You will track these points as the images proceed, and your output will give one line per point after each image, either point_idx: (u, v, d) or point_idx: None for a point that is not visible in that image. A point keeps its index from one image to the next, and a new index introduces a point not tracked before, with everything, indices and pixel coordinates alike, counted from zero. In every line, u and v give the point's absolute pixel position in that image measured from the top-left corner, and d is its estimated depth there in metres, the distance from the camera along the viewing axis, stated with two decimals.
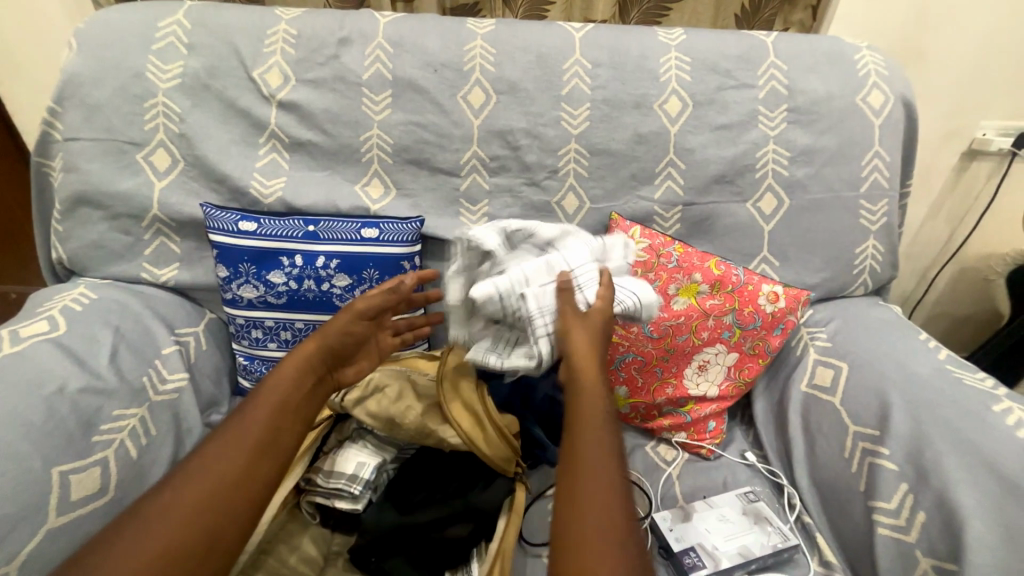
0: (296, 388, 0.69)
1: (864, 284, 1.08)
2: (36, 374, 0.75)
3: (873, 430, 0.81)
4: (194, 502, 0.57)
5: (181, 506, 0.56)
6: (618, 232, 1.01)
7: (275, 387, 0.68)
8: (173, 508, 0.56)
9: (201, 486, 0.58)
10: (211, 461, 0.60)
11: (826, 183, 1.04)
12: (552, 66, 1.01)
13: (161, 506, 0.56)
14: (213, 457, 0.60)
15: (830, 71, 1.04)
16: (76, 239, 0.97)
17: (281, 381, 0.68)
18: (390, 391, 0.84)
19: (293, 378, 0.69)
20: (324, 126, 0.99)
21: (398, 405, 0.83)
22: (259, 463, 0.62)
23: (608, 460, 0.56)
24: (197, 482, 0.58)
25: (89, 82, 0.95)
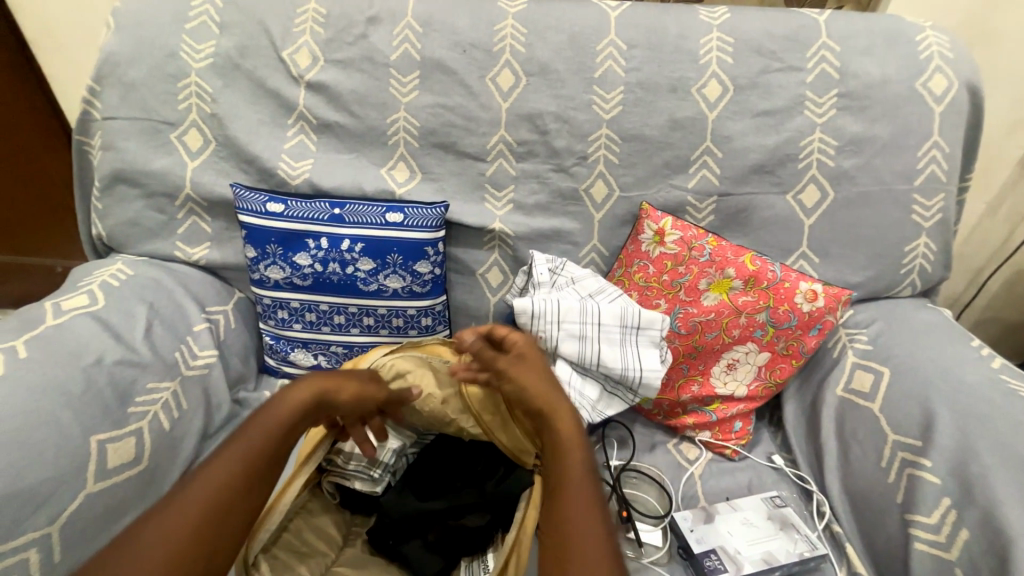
0: (296, 415, 0.67)
1: (912, 284, 1.01)
2: (76, 345, 0.78)
3: (915, 440, 0.76)
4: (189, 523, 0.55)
5: (169, 535, 0.54)
6: (648, 223, 0.97)
7: (271, 419, 0.66)
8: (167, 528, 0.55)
9: (198, 505, 0.57)
10: (206, 485, 0.58)
11: (876, 175, 0.97)
12: (585, 47, 0.96)
13: (158, 524, 0.55)
14: (208, 482, 0.59)
15: (887, 54, 0.96)
16: (114, 217, 1.00)
17: (282, 411, 0.66)
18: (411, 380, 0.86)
19: (295, 409, 0.68)
20: (352, 108, 0.98)
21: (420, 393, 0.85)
22: (253, 485, 0.61)
23: (591, 507, 0.60)
24: (197, 503, 0.57)
25: (125, 61, 0.96)
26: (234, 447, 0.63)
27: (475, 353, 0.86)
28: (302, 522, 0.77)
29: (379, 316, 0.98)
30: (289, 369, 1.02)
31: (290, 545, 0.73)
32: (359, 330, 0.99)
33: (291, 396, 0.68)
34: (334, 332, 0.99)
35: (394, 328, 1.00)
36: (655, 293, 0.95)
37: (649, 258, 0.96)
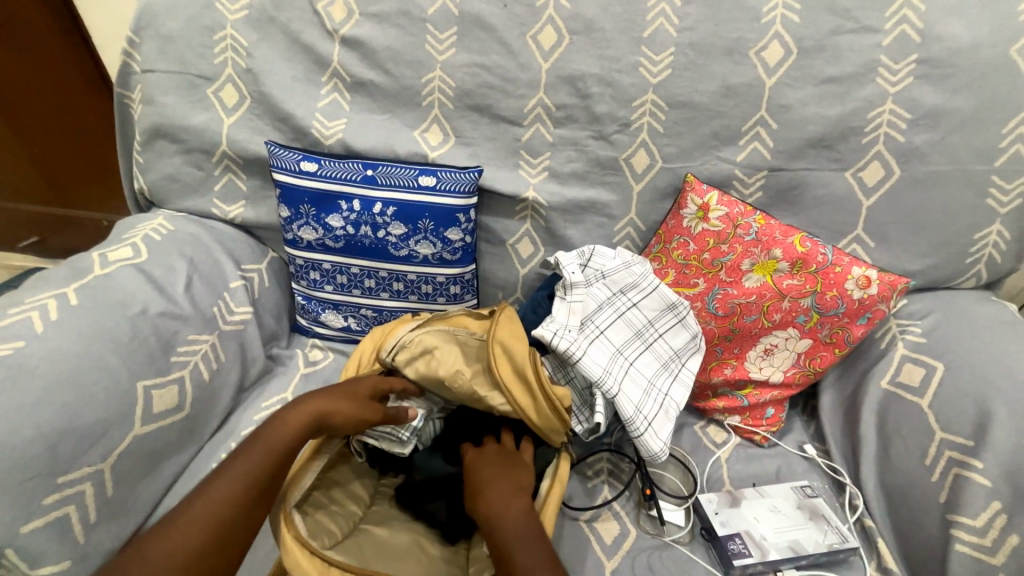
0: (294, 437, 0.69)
1: (976, 275, 0.93)
2: (123, 295, 0.81)
3: (967, 440, 0.72)
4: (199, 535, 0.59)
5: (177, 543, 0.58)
6: (692, 196, 0.92)
7: (273, 437, 0.68)
8: (171, 542, 0.58)
9: (206, 521, 0.60)
10: (213, 503, 0.61)
11: (950, 153, 0.88)
12: (636, 2, 0.89)
13: (165, 538, 0.58)
14: (208, 505, 0.61)
15: (981, 14, 0.85)
16: (155, 171, 1.02)
17: (283, 435, 0.68)
18: (439, 356, 0.84)
19: (298, 430, 0.69)
20: (386, 66, 0.94)
21: (448, 367, 0.83)
22: (258, 502, 0.64)
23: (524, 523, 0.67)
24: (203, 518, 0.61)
25: (163, 12, 0.95)
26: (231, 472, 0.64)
27: (501, 327, 0.83)
28: (331, 480, 0.80)
29: (409, 281, 0.98)
30: (320, 329, 1.04)
31: (320, 503, 0.76)
32: (389, 294, 1.00)
33: (282, 427, 0.69)
34: (364, 296, 1.00)
35: (422, 294, 1.00)
36: (693, 272, 0.91)
37: (690, 234, 0.91)
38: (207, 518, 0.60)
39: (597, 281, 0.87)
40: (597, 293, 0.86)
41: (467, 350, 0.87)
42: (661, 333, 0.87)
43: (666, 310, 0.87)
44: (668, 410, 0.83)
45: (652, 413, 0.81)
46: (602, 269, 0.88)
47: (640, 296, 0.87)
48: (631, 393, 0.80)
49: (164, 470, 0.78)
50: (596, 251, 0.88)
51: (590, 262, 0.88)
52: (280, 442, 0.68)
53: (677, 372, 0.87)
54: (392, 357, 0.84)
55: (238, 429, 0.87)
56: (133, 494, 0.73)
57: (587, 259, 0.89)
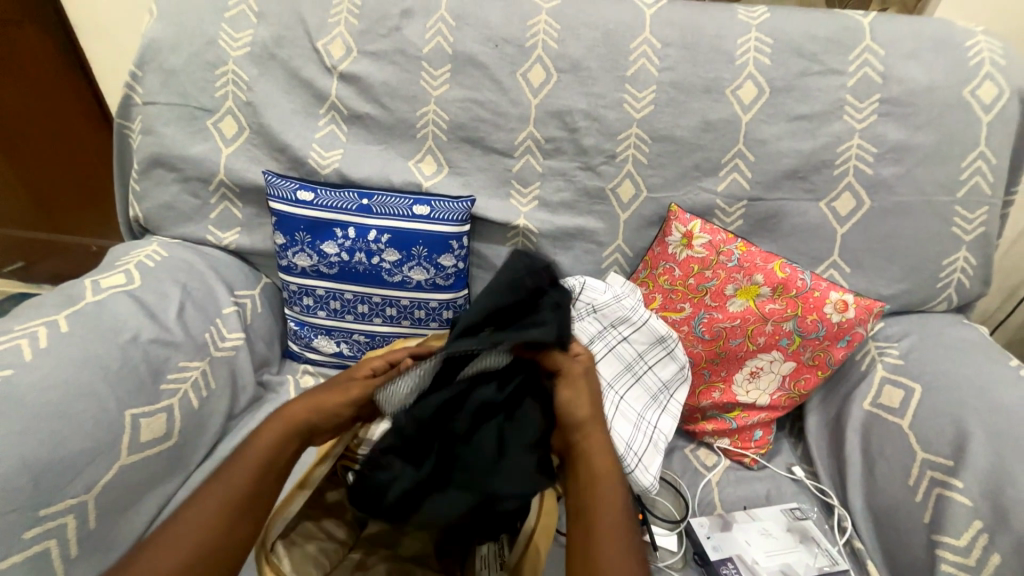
0: (276, 452, 0.70)
1: (948, 299, 0.98)
2: (114, 322, 0.81)
3: (947, 460, 0.74)
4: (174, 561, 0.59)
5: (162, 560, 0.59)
6: (676, 225, 0.96)
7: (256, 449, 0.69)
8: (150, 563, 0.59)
9: (182, 543, 0.61)
10: (192, 522, 0.62)
11: (915, 184, 0.94)
12: (619, 45, 0.95)
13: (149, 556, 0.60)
14: (180, 527, 0.62)
15: (934, 59, 0.93)
16: (151, 199, 1.03)
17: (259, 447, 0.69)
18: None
19: (275, 441, 0.70)
20: (382, 100, 0.98)
21: None
22: (239, 515, 0.64)
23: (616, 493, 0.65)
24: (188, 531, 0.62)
25: (167, 48, 0.99)
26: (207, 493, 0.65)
27: None
28: (320, 507, 0.78)
29: (402, 307, 0.99)
30: (311, 355, 1.04)
31: (308, 531, 0.74)
32: (382, 319, 1.00)
33: (267, 426, 0.72)
34: (357, 321, 1.01)
35: (415, 320, 1.01)
36: (679, 297, 0.94)
37: (675, 260, 0.95)
38: (181, 542, 0.61)
39: (590, 316, 0.89)
40: (587, 327, 0.88)
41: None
42: (651, 365, 0.89)
43: (655, 343, 0.89)
44: (657, 444, 0.83)
45: (641, 449, 0.80)
46: (592, 302, 0.90)
47: (630, 330, 0.90)
48: (620, 429, 0.80)
49: (149, 500, 0.76)
50: (587, 284, 0.90)
51: (585, 296, 0.90)
52: (262, 450, 0.69)
53: (666, 404, 0.89)
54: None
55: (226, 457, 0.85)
56: (116, 527, 0.71)
57: (582, 293, 0.90)
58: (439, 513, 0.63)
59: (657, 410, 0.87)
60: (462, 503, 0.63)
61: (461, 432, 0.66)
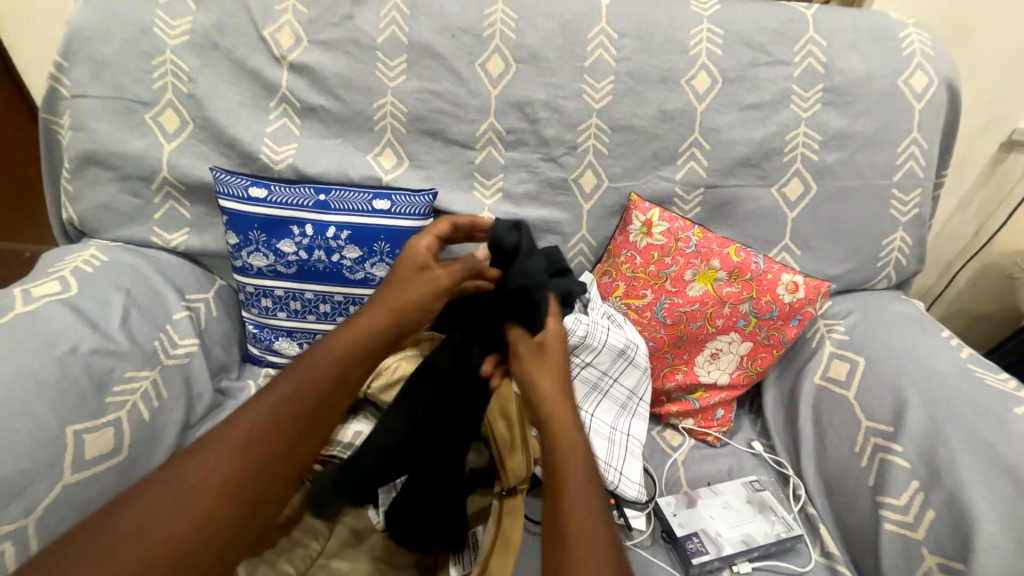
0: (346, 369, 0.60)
1: (888, 277, 1.04)
2: (49, 334, 0.75)
3: (887, 426, 0.80)
4: (198, 504, 0.51)
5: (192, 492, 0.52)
6: (636, 214, 0.98)
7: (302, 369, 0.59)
8: (171, 510, 0.51)
9: (213, 480, 0.53)
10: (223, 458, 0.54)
11: (857, 169, 0.99)
12: (576, 34, 0.95)
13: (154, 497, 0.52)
14: (205, 469, 0.53)
15: (871, 50, 0.98)
16: (86, 200, 0.96)
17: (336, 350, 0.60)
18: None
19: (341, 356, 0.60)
20: (337, 91, 0.95)
21: None
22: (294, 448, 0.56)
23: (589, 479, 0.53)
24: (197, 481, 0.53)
25: (95, 36, 0.91)
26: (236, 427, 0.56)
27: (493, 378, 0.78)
28: (285, 519, 0.78)
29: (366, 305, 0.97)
30: (273, 358, 1.00)
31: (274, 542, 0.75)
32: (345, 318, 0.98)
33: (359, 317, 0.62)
34: (319, 321, 0.97)
35: None
36: (641, 284, 0.95)
37: (636, 249, 0.96)
38: (202, 485, 0.53)
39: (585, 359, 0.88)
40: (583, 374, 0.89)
41: None
42: (616, 378, 0.90)
43: (616, 357, 0.88)
44: (633, 451, 0.87)
45: (619, 462, 0.84)
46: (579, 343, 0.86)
47: (592, 355, 0.88)
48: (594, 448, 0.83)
49: None
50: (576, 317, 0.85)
51: (576, 333, 0.85)
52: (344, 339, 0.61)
53: (636, 409, 0.92)
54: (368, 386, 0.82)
55: None
56: None
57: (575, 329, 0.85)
58: None
59: (628, 420, 0.90)
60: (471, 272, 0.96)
61: None
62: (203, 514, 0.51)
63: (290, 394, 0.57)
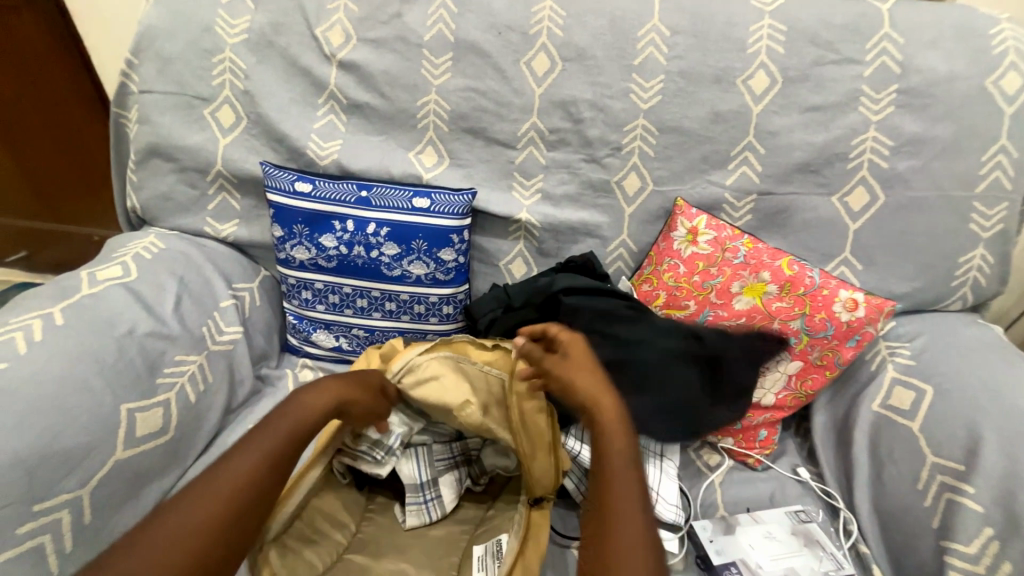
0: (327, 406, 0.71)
1: (962, 298, 0.95)
2: (109, 315, 0.80)
3: (957, 464, 0.72)
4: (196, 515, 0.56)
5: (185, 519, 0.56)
6: (682, 220, 0.93)
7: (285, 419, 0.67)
8: (192, 515, 0.56)
9: (215, 497, 0.58)
10: (220, 485, 0.59)
11: (932, 178, 0.90)
12: (626, 32, 0.92)
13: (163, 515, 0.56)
14: (225, 479, 0.59)
15: (956, 47, 0.89)
16: (148, 190, 1.02)
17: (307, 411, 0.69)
18: (444, 385, 0.81)
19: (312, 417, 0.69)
20: (383, 89, 0.96)
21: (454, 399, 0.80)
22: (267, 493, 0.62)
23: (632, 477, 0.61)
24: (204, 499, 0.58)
25: (163, 35, 0.96)
26: (235, 458, 0.62)
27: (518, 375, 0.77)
28: (314, 509, 0.76)
29: (401, 302, 0.97)
30: (311, 349, 1.03)
31: (302, 535, 0.73)
32: (381, 314, 0.99)
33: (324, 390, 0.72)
34: (355, 315, 0.99)
35: (415, 315, 0.99)
36: (684, 294, 0.90)
37: (680, 257, 0.92)
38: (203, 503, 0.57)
39: None
40: None
41: (471, 377, 0.81)
42: None
43: None
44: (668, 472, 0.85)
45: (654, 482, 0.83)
46: None
47: None
48: None
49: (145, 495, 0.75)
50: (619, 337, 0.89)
51: None
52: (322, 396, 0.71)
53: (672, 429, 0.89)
54: (397, 380, 0.82)
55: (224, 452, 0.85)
56: (113, 519, 0.70)
57: None
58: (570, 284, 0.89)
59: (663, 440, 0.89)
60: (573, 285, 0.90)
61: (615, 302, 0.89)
62: (206, 522, 0.56)
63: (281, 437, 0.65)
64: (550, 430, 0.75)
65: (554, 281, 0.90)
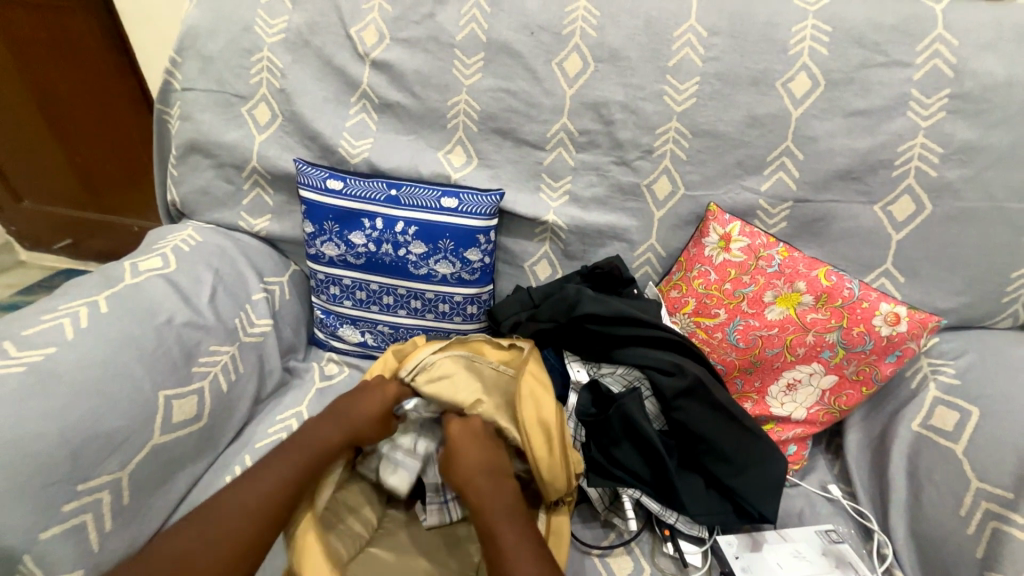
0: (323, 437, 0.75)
1: (1013, 315, 0.90)
2: (150, 305, 0.83)
3: (1005, 492, 0.68)
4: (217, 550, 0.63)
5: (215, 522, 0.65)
6: (714, 225, 0.91)
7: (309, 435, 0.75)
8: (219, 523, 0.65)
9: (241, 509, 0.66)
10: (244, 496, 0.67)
11: (985, 188, 0.86)
12: (662, 32, 0.90)
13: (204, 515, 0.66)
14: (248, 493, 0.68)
15: (1015, 50, 0.84)
16: (187, 184, 1.05)
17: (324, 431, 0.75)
18: (457, 383, 0.80)
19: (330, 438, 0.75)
20: (414, 88, 0.97)
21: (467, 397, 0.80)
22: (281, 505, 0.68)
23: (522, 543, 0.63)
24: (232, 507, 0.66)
25: (205, 34, 0.99)
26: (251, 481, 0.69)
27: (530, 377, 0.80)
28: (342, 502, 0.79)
29: (426, 300, 0.98)
30: (337, 343, 1.05)
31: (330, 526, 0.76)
32: (406, 311, 1.00)
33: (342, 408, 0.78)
34: (381, 312, 1.00)
35: (439, 313, 0.99)
36: (714, 302, 0.88)
37: (711, 263, 0.90)
38: (221, 545, 0.63)
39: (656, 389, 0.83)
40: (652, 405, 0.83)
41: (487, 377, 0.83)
42: None
43: None
44: None
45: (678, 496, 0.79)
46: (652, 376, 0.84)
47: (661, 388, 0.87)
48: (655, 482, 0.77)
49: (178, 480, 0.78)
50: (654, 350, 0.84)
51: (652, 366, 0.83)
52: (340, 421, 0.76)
53: None
54: (412, 378, 0.81)
55: (252, 441, 0.87)
56: (148, 502, 0.73)
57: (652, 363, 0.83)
58: (599, 306, 0.83)
59: None
60: (605, 309, 0.82)
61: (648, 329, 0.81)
62: (227, 535, 0.64)
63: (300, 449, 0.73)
64: (556, 423, 0.76)
65: (581, 298, 0.85)
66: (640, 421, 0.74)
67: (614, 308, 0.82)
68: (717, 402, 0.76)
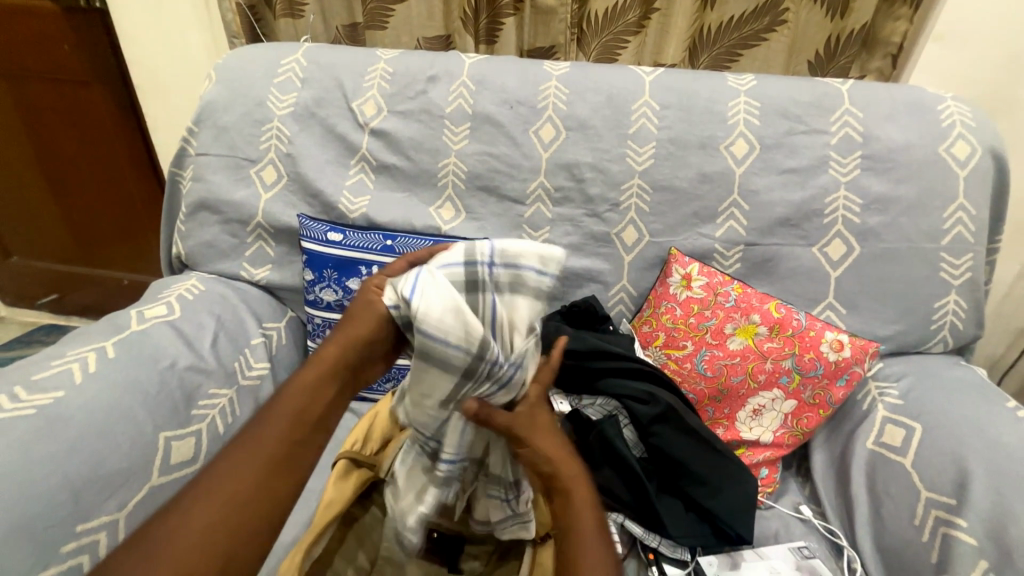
0: (292, 435, 0.65)
1: (944, 341, 1.01)
2: (154, 350, 0.87)
3: (949, 498, 0.75)
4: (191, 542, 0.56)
5: (194, 523, 0.57)
6: (676, 267, 1.02)
7: (288, 401, 0.67)
8: (201, 522, 0.57)
9: (216, 499, 0.59)
10: (224, 483, 0.60)
11: (902, 232, 1.00)
12: (621, 106, 1.07)
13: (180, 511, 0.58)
14: (222, 477, 0.61)
15: (909, 121, 1.02)
16: (194, 239, 1.13)
17: (296, 392, 0.68)
18: None
19: (311, 391, 0.68)
20: (408, 153, 1.10)
21: None
22: (273, 483, 0.62)
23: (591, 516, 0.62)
24: (209, 493, 0.59)
25: (221, 108, 1.12)
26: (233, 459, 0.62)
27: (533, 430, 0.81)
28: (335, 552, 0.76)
29: None
30: None
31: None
32: None
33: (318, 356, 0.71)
34: None
35: None
36: (681, 335, 0.98)
37: (676, 300, 1.00)
38: (200, 526, 0.57)
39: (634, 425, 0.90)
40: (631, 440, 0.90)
41: None
42: None
43: None
44: None
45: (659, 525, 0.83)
46: None
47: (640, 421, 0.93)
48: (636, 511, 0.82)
49: None
50: None
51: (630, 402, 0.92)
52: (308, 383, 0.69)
53: None
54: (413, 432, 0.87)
55: None
56: None
57: None
58: (577, 340, 0.91)
59: None
60: (584, 343, 0.91)
61: (623, 359, 0.89)
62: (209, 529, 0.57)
63: (291, 416, 0.66)
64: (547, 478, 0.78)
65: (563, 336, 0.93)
66: (617, 444, 0.81)
67: (591, 343, 0.91)
68: (687, 426, 0.83)
